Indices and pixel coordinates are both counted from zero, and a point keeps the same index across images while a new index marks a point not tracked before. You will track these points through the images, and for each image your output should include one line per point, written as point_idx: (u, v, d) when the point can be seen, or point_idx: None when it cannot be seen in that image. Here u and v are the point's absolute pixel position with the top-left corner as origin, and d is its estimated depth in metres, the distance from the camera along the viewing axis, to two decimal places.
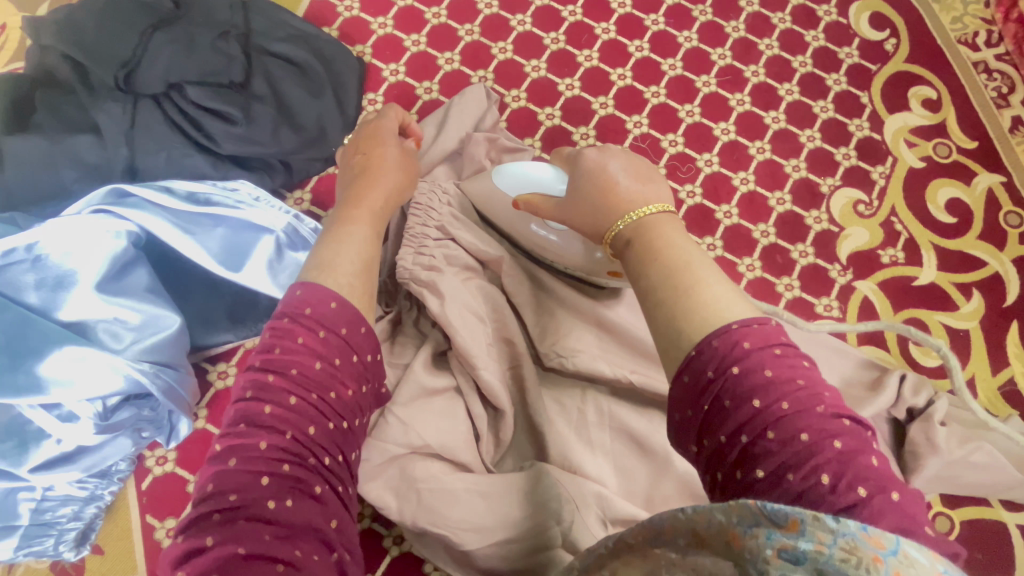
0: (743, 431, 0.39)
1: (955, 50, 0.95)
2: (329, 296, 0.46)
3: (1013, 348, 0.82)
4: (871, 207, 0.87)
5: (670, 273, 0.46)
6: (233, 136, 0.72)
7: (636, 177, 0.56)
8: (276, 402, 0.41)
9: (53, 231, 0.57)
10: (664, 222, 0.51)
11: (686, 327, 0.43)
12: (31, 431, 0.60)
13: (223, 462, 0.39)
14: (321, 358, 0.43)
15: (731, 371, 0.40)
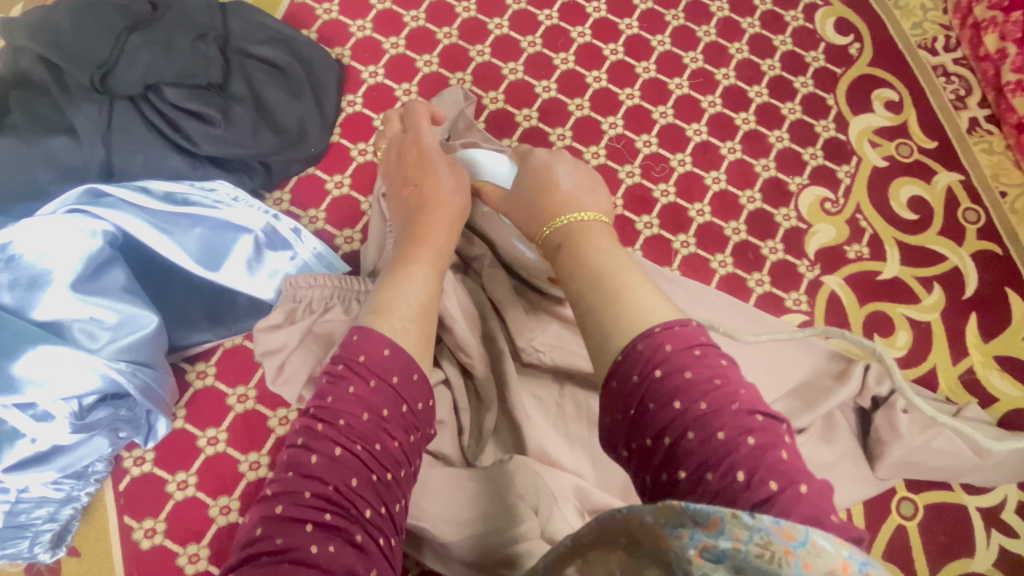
0: (665, 431, 0.41)
1: (916, 55, 0.99)
2: (381, 342, 0.49)
3: (971, 338, 0.86)
4: (837, 205, 0.90)
5: (597, 279, 0.49)
6: (212, 137, 0.73)
7: (574, 181, 0.59)
8: (323, 451, 0.44)
9: (27, 230, 0.57)
10: (593, 228, 0.54)
11: (614, 333, 0.46)
12: (6, 431, 0.59)
13: (270, 509, 0.41)
14: (366, 410, 0.46)
15: (653, 375, 0.42)
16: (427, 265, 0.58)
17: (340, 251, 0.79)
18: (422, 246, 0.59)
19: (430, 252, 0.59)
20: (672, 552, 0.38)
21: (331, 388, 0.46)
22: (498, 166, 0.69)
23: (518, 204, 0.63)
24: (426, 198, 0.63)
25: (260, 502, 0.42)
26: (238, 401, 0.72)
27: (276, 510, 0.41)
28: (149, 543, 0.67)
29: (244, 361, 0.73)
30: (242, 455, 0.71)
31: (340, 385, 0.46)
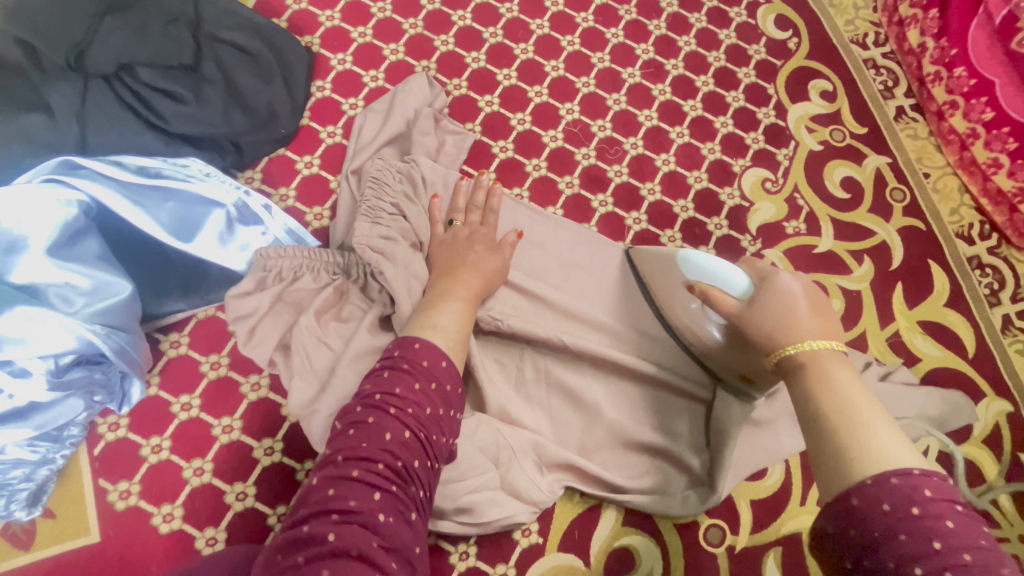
0: (917, 562, 0.37)
1: (848, 49, 1.08)
2: (441, 354, 0.56)
3: (898, 306, 0.94)
4: (777, 184, 0.98)
5: (840, 405, 0.47)
6: (184, 116, 0.77)
7: (821, 313, 0.54)
8: (394, 430, 0.49)
9: (3, 200, 0.59)
10: (833, 362, 0.50)
11: (858, 459, 0.43)
12: None
13: (344, 472, 0.46)
14: (427, 405, 0.52)
15: (912, 511, 0.39)
16: (466, 303, 0.66)
17: (310, 227, 0.83)
18: (467, 290, 0.68)
19: (471, 296, 0.68)
20: None
21: (398, 381, 0.51)
22: (735, 276, 0.62)
23: (751, 315, 0.57)
24: (471, 253, 0.73)
25: (330, 465, 0.47)
26: (211, 368, 0.76)
27: (350, 474, 0.46)
28: (124, 504, 0.70)
29: (217, 331, 0.77)
30: (215, 419, 0.74)
31: (406, 381, 0.52)
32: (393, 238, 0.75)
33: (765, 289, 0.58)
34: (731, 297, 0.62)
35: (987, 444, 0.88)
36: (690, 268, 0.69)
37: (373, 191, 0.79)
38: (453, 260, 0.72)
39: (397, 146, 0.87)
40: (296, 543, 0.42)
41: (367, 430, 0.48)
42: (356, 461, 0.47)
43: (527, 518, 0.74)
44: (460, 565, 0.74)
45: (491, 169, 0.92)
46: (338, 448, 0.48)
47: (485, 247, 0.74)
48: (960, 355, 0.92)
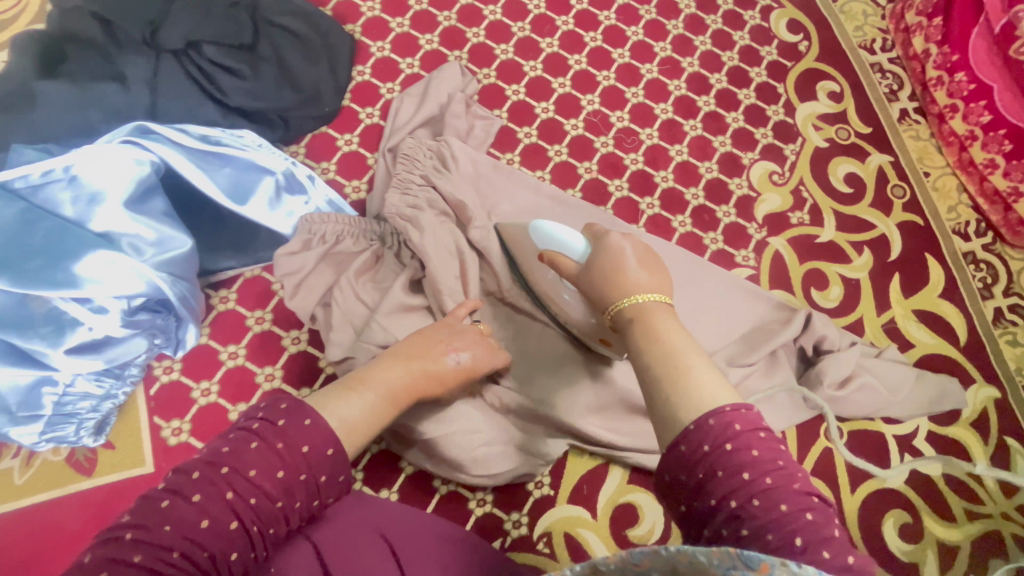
0: (731, 495, 0.41)
1: (856, 53, 1.14)
2: (332, 440, 0.47)
3: (894, 295, 0.99)
4: (783, 177, 1.04)
5: (665, 355, 0.49)
6: (242, 91, 0.84)
7: (647, 266, 0.58)
8: (216, 519, 0.41)
9: (88, 156, 0.67)
10: (658, 312, 0.53)
11: (681, 407, 0.45)
12: (68, 318, 0.68)
13: (126, 554, 0.38)
14: (279, 498, 0.44)
15: (725, 448, 0.42)
16: (382, 396, 0.58)
17: (348, 198, 0.90)
18: (398, 381, 0.61)
19: (396, 387, 0.60)
20: None
21: (256, 461, 0.43)
22: (574, 240, 0.67)
23: (591, 277, 0.61)
24: (441, 351, 0.68)
25: (114, 540, 0.39)
26: (256, 322, 0.83)
27: (131, 558, 0.38)
28: (175, 440, 0.77)
29: (262, 289, 0.84)
30: (259, 368, 0.81)
31: (265, 459, 0.43)
32: (420, 207, 0.84)
33: (600, 249, 0.63)
34: (571, 259, 0.66)
35: (975, 427, 0.93)
36: (540, 237, 0.70)
37: (405, 165, 0.87)
38: (413, 349, 0.65)
39: (431, 127, 0.94)
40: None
41: (181, 507, 0.40)
42: (148, 540, 0.39)
43: (534, 472, 0.80)
44: (477, 511, 0.81)
45: (516, 152, 0.98)
46: (134, 521, 0.39)
47: (458, 354, 0.69)
48: (950, 342, 0.98)
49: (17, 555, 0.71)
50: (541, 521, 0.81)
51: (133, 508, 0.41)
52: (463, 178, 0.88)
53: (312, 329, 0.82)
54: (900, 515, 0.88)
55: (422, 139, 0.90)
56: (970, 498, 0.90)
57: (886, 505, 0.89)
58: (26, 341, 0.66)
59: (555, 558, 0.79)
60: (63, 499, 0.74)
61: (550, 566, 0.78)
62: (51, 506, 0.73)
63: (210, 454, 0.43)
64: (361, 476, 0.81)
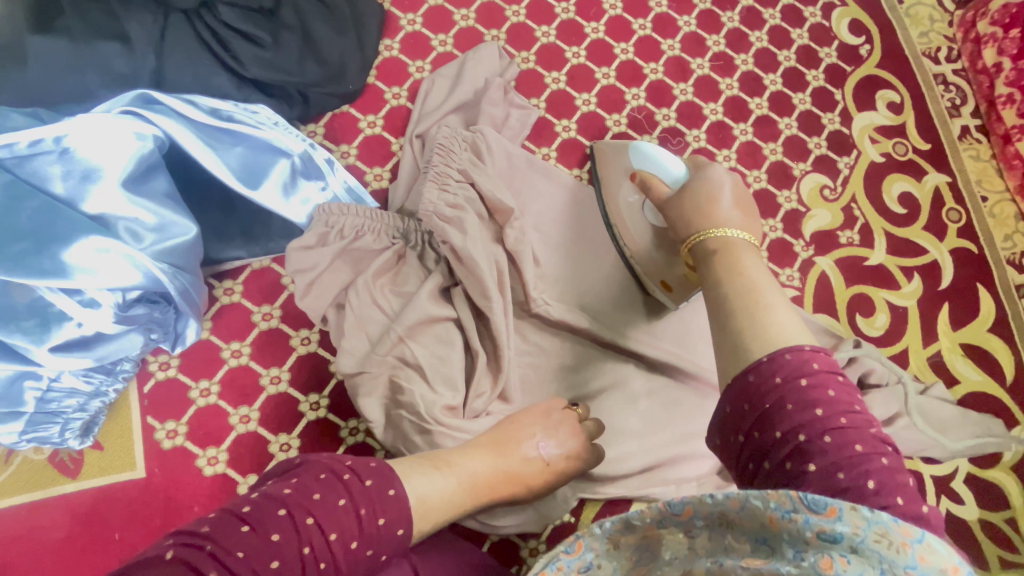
0: (801, 429, 0.39)
1: (920, 62, 1.06)
2: (404, 521, 0.49)
3: (942, 326, 0.93)
4: (835, 192, 0.97)
5: (746, 290, 0.47)
6: (260, 61, 0.76)
7: (742, 207, 0.56)
8: (285, 562, 0.42)
9: (82, 126, 0.58)
10: (744, 248, 0.52)
11: (755, 339, 0.43)
12: (55, 311, 0.60)
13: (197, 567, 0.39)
14: (342, 567, 0.45)
15: (799, 382, 0.40)
16: (460, 480, 0.58)
17: (369, 186, 0.83)
18: (483, 471, 0.61)
19: (476, 479, 0.60)
20: (781, 536, 0.34)
21: (337, 523, 0.45)
22: (673, 166, 0.66)
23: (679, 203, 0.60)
24: (534, 443, 0.65)
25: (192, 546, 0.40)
26: (263, 318, 0.76)
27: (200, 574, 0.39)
28: (170, 444, 0.71)
29: (271, 283, 0.76)
30: (263, 369, 0.74)
31: (348, 520, 0.46)
32: (458, 208, 0.76)
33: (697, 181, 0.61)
34: (665, 184, 0.65)
35: (1015, 471, 0.88)
36: (637, 157, 0.70)
37: (443, 155, 0.78)
38: (505, 436, 0.65)
39: (463, 114, 0.86)
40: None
41: (257, 540, 0.42)
42: (219, 559, 0.40)
43: (536, 529, 0.73)
44: (493, 535, 0.75)
45: (552, 147, 0.90)
46: (213, 533, 0.41)
47: (549, 449, 0.66)
48: (997, 380, 0.92)
49: None
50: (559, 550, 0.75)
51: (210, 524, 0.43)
52: (496, 175, 0.81)
53: (324, 330, 0.75)
54: None
55: (457, 129, 0.82)
56: (1006, 546, 0.85)
57: None
58: (6, 334, 0.58)
59: None
60: (46, 502, 0.67)
61: None
62: (32, 509, 0.67)
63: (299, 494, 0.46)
64: None
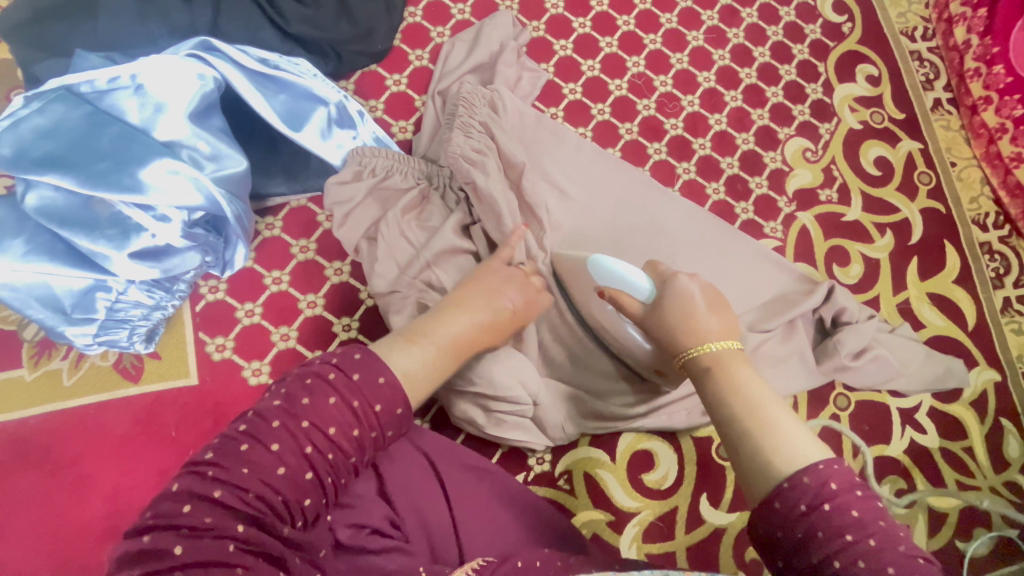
0: (835, 555, 0.42)
1: (897, 39, 1.15)
2: (400, 401, 0.51)
3: (911, 277, 1.03)
4: (816, 154, 1.06)
5: (750, 411, 0.53)
6: (302, 19, 0.85)
7: (717, 312, 0.63)
8: (292, 468, 0.44)
9: (154, 66, 0.68)
10: (730, 362, 0.57)
11: (777, 459, 0.49)
12: (132, 223, 0.69)
13: (206, 491, 0.41)
14: (353, 454, 0.47)
15: (822, 508, 0.44)
16: (445, 351, 0.60)
17: (394, 138, 0.92)
18: (461, 333, 0.62)
19: (454, 343, 0.61)
20: None
21: (335, 417, 0.46)
22: (639, 280, 0.69)
23: (660, 319, 0.65)
24: (496, 295, 0.68)
25: (196, 475, 0.41)
26: (300, 251, 0.84)
27: (212, 494, 0.40)
28: (220, 356, 0.80)
29: (307, 219, 0.85)
30: (301, 295, 0.83)
31: (342, 414, 0.47)
32: (482, 154, 0.85)
33: (668, 293, 0.66)
34: (637, 299, 0.69)
35: (974, 407, 0.98)
36: (599, 274, 0.73)
37: (467, 109, 0.87)
38: (461, 299, 0.65)
39: (481, 74, 0.95)
40: (133, 557, 0.37)
41: (259, 453, 0.43)
42: (225, 479, 0.41)
43: (541, 447, 0.83)
44: (503, 447, 0.85)
45: (560, 107, 1.00)
46: (216, 458, 0.42)
47: (514, 300, 0.69)
48: (960, 326, 1.02)
49: (68, 452, 0.75)
50: (562, 460, 0.85)
51: (213, 447, 0.44)
52: (510, 129, 0.91)
53: (356, 261, 0.84)
54: (897, 482, 0.93)
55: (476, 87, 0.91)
56: (963, 472, 0.95)
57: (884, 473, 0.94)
58: (92, 241, 0.67)
59: (575, 494, 0.84)
60: (111, 403, 0.76)
61: (568, 501, 0.83)
62: (99, 409, 0.76)
63: (288, 403, 0.46)
64: None
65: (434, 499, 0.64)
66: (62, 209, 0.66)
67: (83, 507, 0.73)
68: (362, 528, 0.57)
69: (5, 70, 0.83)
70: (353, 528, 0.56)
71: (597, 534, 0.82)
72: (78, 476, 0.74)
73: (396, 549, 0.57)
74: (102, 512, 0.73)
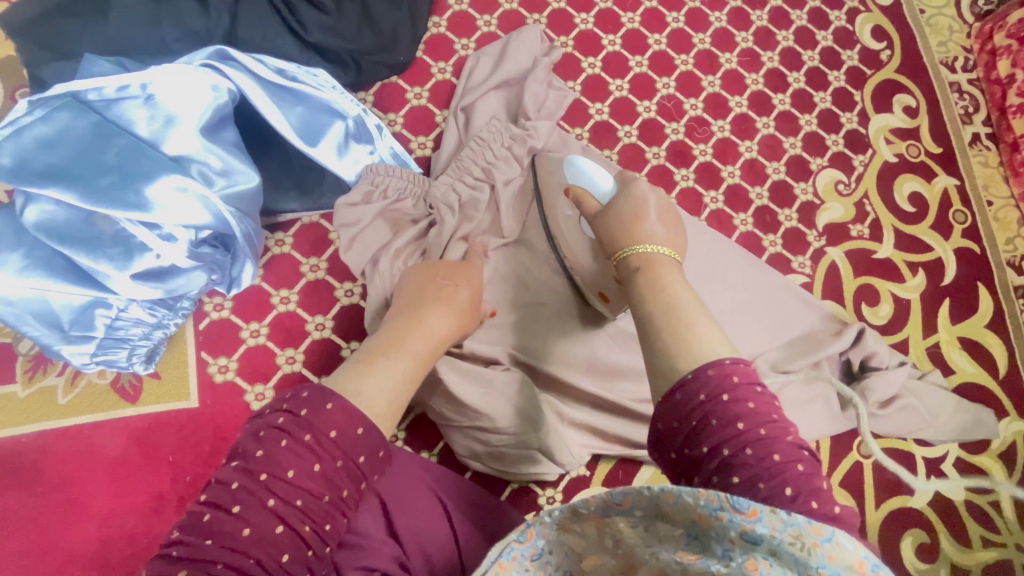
0: (725, 444, 0.41)
1: (938, 70, 1.11)
2: (361, 419, 0.42)
3: (942, 320, 0.99)
4: (849, 187, 1.02)
5: (670, 308, 0.49)
6: (323, 26, 0.81)
7: (665, 223, 0.59)
8: (259, 525, 0.37)
9: (166, 75, 0.64)
10: (667, 266, 0.54)
11: (687, 355, 0.45)
12: (137, 242, 0.65)
13: (173, 573, 0.35)
14: (327, 492, 0.39)
15: (720, 398, 0.42)
16: (428, 343, 0.56)
17: (413, 154, 0.88)
18: (442, 329, 0.59)
19: (422, 351, 0.54)
20: (710, 532, 0.36)
21: (294, 460, 0.39)
22: (602, 180, 0.66)
23: (606, 217, 0.62)
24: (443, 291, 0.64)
25: (162, 558, 0.36)
26: (310, 270, 0.81)
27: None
28: (221, 378, 0.76)
29: (320, 237, 0.82)
30: (309, 316, 0.79)
31: (301, 454, 0.39)
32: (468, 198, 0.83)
33: (624, 196, 0.63)
34: (594, 198, 0.66)
35: (1002, 458, 0.94)
36: (571, 172, 0.70)
37: (477, 149, 0.84)
38: (421, 298, 0.62)
39: (506, 91, 0.91)
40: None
41: (222, 519, 0.36)
42: (191, 556, 0.35)
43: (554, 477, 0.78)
44: (514, 483, 0.81)
45: (586, 128, 0.96)
46: (180, 536, 0.36)
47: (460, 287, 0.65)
48: (991, 373, 0.97)
49: (58, 473, 0.71)
50: (574, 500, 0.81)
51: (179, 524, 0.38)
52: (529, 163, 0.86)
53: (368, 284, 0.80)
54: (919, 535, 0.89)
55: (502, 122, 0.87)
56: (988, 526, 0.91)
57: (905, 525, 0.90)
58: (93, 260, 0.64)
59: None
60: (106, 423, 0.73)
61: None
62: (94, 429, 0.73)
63: (244, 460, 0.39)
64: (402, 435, 0.80)
65: (439, 539, 0.61)
66: (62, 225, 0.63)
67: (71, 533, 0.70)
68: (374, 572, 0.55)
69: (11, 68, 0.80)
70: (365, 571, 0.55)
71: None
72: (68, 500, 0.71)
73: None
74: (94, 537, 0.70)
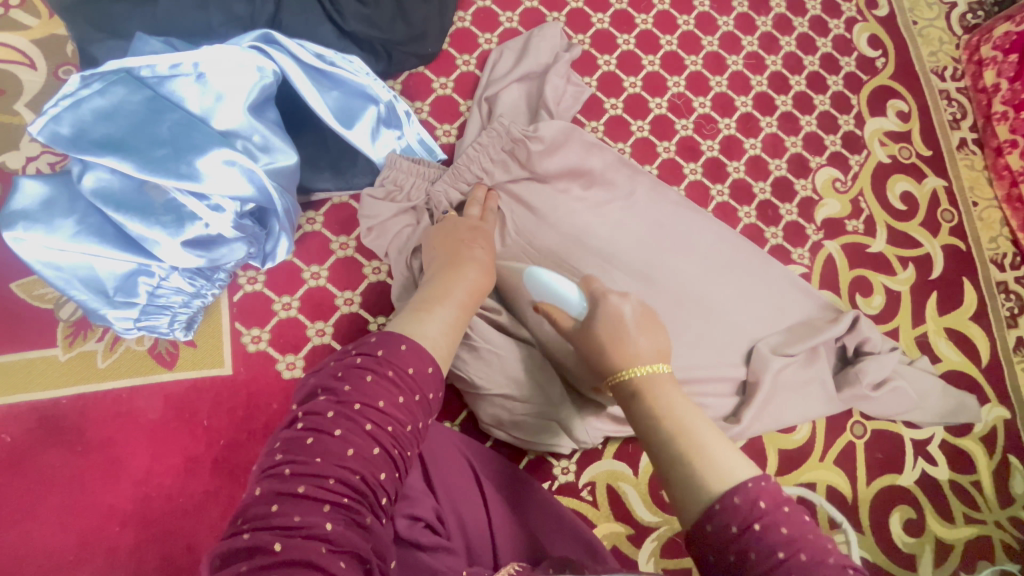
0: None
1: (929, 78, 1.18)
2: (429, 359, 0.54)
3: (929, 312, 1.05)
4: (845, 185, 1.08)
5: (677, 434, 0.54)
6: (360, 17, 0.85)
7: (645, 331, 0.65)
8: (359, 447, 0.46)
9: (216, 54, 0.68)
10: (659, 385, 0.59)
11: (709, 478, 0.49)
12: (187, 212, 0.69)
13: (290, 488, 0.43)
14: (409, 421, 0.50)
15: (754, 528, 0.45)
16: (482, 270, 0.71)
17: (438, 141, 0.93)
18: (487, 258, 0.74)
19: (466, 300, 0.66)
20: None
21: (383, 393, 0.49)
22: (569, 291, 0.71)
23: (591, 336, 0.66)
24: (467, 246, 0.74)
25: (275, 477, 0.44)
26: (340, 247, 0.85)
27: (296, 490, 0.43)
28: (254, 347, 0.79)
29: (349, 216, 0.86)
30: (338, 291, 0.83)
31: (387, 391, 0.50)
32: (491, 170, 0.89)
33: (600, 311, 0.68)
34: (570, 313, 0.71)
35: (984, 442, 1.00)
36: (538, 288, 0.74)
37: (474, 154, 0.88)
38: (461, 237, 0.76)
39: (528, 84, 0.95)
40: (238, 553, 0.40)
41: (327, 442, 0.46)
42: (305, 471, 0.44)
43: (568, 450, 0.83)
44: (531, 453, 0.85)
45: (601, 122, 1.01)
46: (289, 458, 0.45)
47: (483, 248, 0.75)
48: (974, 362, 1.04)
49: (98, 433, 0.74)
50: (586, 472, 0.86)
51: (283, 449, 0.46)
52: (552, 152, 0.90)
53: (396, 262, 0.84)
54: (906, 511, 0.95)
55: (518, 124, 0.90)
56: (970, 504, 0.97)
57: (894, 503, 0.96)
58: (145, 226, 0.67)
59: (596, 506, 0.84)
60: (144, 387, 0.76)
61: (590, 512, 0.84)
62: (132, 392, 0.76)
63: (336, 395, 0.49)
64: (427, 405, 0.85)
65: (469, 495, 0.66)
66: (117, 192, 0.67)
67: (109, 491, 0.73)
68: (418, 520, 0.58)
69: (54, 45, 0.83)
70: (410, 520, 0.58)
71: (616, 546, 0.83)
72: (106, 459, 0.73)
73: (441, 551, 0.57)
74: (132, 495, 0.73)
